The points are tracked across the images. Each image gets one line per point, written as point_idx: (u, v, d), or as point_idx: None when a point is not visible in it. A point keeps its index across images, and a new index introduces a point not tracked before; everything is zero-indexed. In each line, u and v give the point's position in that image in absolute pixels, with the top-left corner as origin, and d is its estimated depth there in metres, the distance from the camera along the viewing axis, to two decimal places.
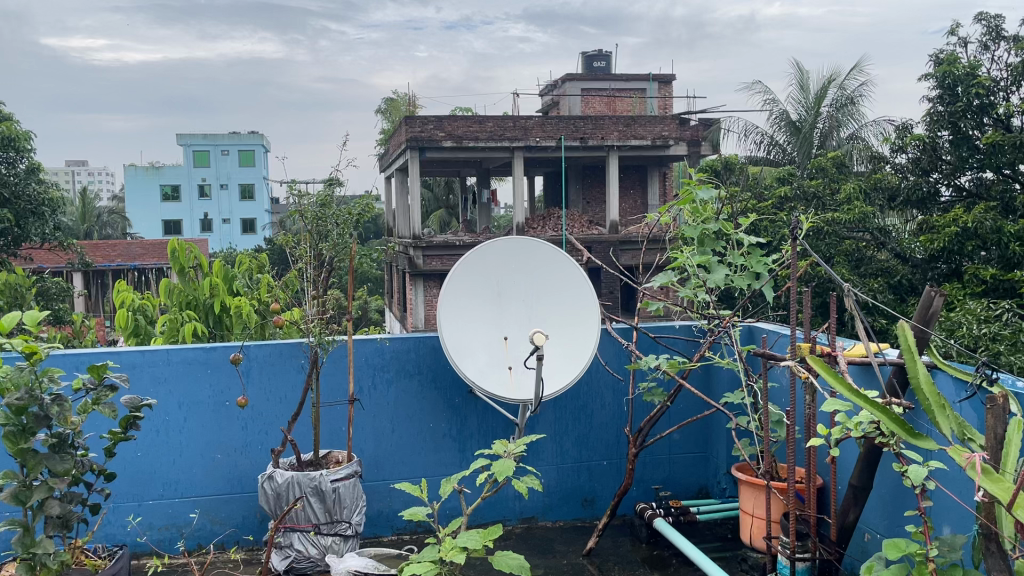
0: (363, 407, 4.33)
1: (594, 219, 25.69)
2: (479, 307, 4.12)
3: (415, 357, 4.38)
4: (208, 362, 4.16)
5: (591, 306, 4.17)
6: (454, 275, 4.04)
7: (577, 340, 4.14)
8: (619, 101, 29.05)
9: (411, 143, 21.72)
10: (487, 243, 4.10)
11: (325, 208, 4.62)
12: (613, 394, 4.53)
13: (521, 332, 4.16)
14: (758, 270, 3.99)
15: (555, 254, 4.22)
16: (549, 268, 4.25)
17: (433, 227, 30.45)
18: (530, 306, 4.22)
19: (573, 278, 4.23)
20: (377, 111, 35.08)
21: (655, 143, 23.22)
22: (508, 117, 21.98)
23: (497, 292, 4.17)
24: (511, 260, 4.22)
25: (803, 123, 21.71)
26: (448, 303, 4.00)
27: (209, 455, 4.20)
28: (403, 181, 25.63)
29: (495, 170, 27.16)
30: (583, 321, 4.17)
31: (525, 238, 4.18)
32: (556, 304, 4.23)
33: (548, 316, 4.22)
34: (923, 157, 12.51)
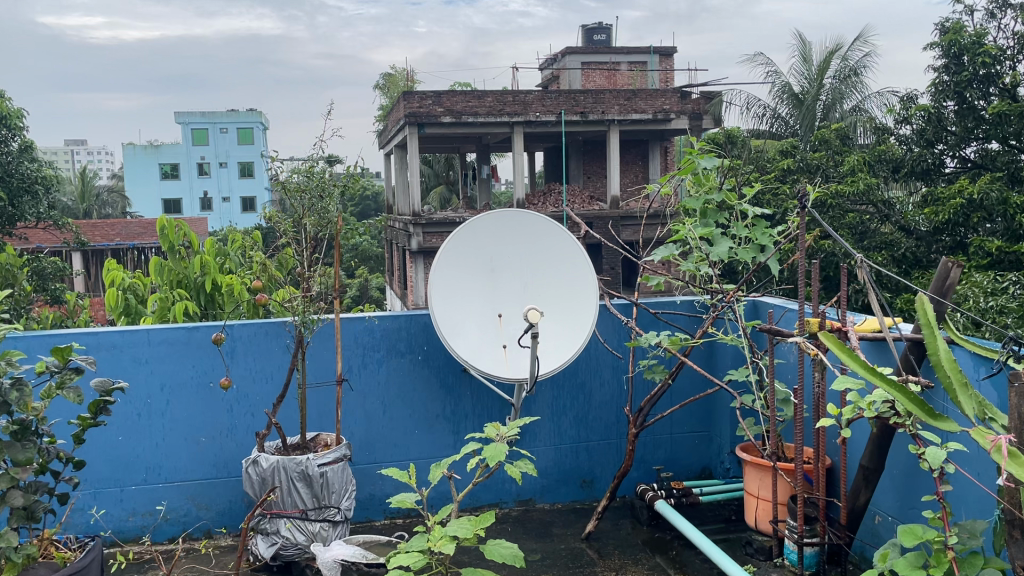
0: (353, 387, 4.19)
1: (594, 195, 25.49)
2: (471, 284, 3.96)
3: (406, 335, 4.23)
4: (190, 342, 4.02)
5: (589, 281, 4.01)
6: (446, 250, 3.88)
7: (574, 317, 3.98)
8: (620, 75, 28.75)
9: (409, 119, 21.47)
10: (479, 216, 3.93)
11: (312, 182, 4.42)
12: (612, 371, 4.38)
13: (515, 310, 4.01)
14: (763, 242, 3.83)
15: (551, 227, 4.05)
16: (546, 241, 4.08)
17: (434, 204, 30.27)
18: (525, 282, 4.06)
19: (570, 252, 4.07)
20: (376, 87, 34.76)
21: (657, 117, 22.95)
22: (507, 91, 21.72)
23: (490, 268, 4.01)
24: (505, 235, 4.05)
25: (805, 95, 21.44)
26: (438, 280, 3.84)
27: (193, 439, 4.07)
28: (402, 157, 25.40)
29: (494, 145, 26.91)
30: (580, 296, 4.01)
31: (519, 211, 4.00)
32: (552, 280, 4.07)
33: (544, 291, 4.06)
34: (928, 128, 12.25)
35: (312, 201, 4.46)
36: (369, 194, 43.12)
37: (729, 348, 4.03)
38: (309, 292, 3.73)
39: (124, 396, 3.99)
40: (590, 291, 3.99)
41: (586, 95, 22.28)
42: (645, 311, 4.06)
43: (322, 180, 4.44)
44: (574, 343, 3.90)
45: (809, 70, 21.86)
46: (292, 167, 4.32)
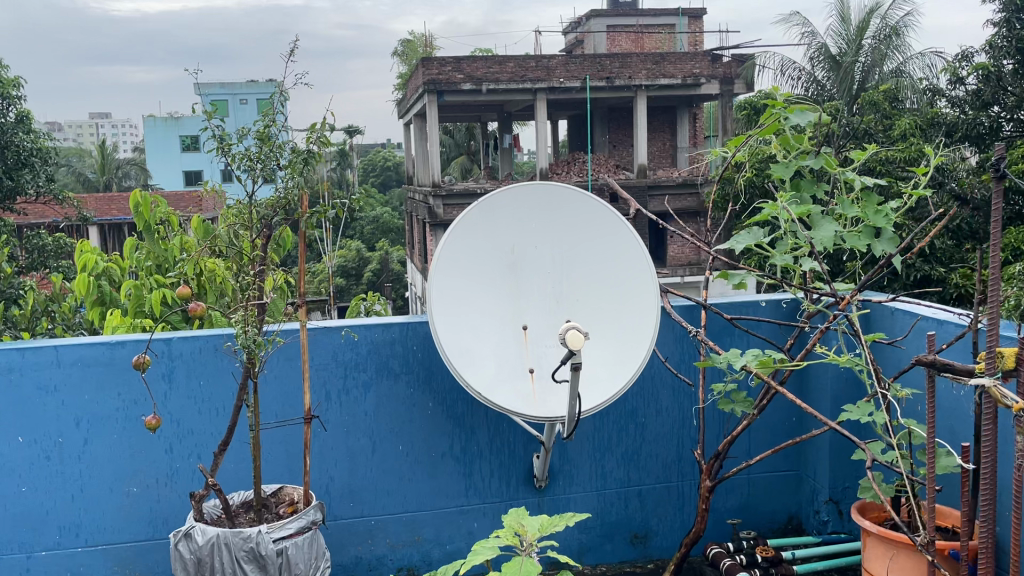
0: (331, 419, 3.44)
1: (620, 164, 24.37)
2: (484, 291, 3.03)
3: (401, 351, 3.46)
4: (110, 365, 3.30)
5: (647, 281, 3.07)
6: (448, 245, 2.96)
7: (629, 333, 3.05)
8: (647, 38, 27.48)
9: (428, 86, 20.44)
10: (491, 195, 2.99)
11: (267, 150, 3.56)
12: (671, 396, 3.70)
13: (548, 323, 3.07)
14: (879, 223, 2.85)
15: (593, 208, 3.11)
16: (586, 229, 3.14)
17: (455, 175, 29.30)
18: (561, 283, 3.11)
19: (620, 241, 3.13)
20: (394, 54, 33.74)
21: (686, 82, 21.80)
22: (530, 56, 20.61)
23: (511, 266, 3.07)
24: (531, 222, 3.09)
25: (843, 57, 20.14)
26: (438, 288, 2.93)
27: (120, 490, 3.39)
28: (422, 126, 24.42)
29: (517, 113, 25.81)
30: (636, 301, 3.08)
31: (547, 185, 3.07)
32: (597, 279, 3.14)
33: (584, 296, 3.12)
34: (985, 89, 10.93)
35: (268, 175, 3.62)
36: (388, 164, 42.20)
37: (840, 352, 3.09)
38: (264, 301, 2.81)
39: (30, 435, 3.30)
40: (652, 293, 3.05)
41: (612, 59, 21.12)
42: (717, 317, 3.16)
43: (277, 146, 3.57)
44: (628, 368, 2.98)
45: (848, 30, 20.49)
46: (244, 129, 3.41)
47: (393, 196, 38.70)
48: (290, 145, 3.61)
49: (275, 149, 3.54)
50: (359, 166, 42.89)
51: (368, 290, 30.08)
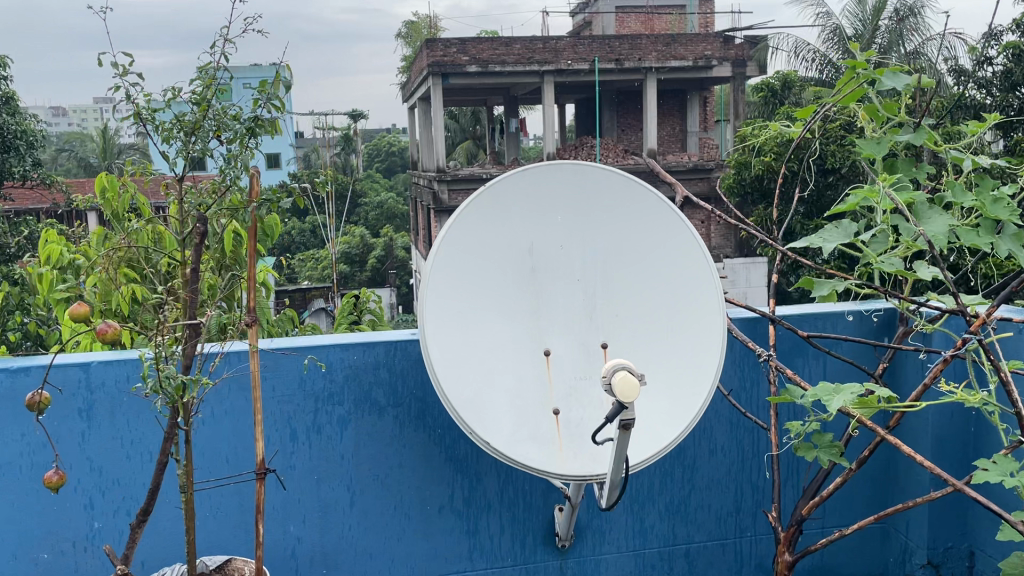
0: (299, 465, 2.91)
1: (629, 148, 23.67)
2: (497, 303, 2.49)
3: (384, 378, 2.93)
4: (14, 399, 2.80)
5: (707, 291, 2.55)
6: (451, 242, 2.41)
7: (682, 357, 2.53)
8: (656, 19, 26.72)
9: (432, 69, 19.74)
10: (505, 177, 2.44)
11: (204, 115, 2.06)
12: (727, 434, 3.22)
13: (580, 343, 2.53)
14: (1000, 214, 2.19)
15: (637, 198, 2.58)
16: (628, 222, 2.60)
17: (460, 160, 28.64)
18: (595, 292, 2.57)
19: (672, 241, 2.61)
20: (399, 36, 33.05)
21: (697, 64, 20.87)
22: (537, 37, 19.88)
23: (531, 269, 2.52)
24: (559, 214, 2.54)
25: (858, 38, 19.39)
26: (439, 300, 2.38)
27: (30, 556, 2.86)
28: (426, 110, 23.73)
29: (523, 97, 25.08)
30: (692, 317, 2.57)
31: (581, 170, 2.54)
32: (642, 285, 2.60)
33: (621, 309, 2.59)
34: (1016, 69, 10.19)
35: (202, 154, 2.14)
36: (393, 149, 41.56)
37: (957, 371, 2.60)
38: (196, 324, 1.89)
39: None
40: (713, 309, 2.53)
41: (621, 40, 20.38)
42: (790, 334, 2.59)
43: (220, 108, 2.08)
44: (681, 404, 2.46)
45: (863, 10, 19.74)
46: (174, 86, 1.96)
47: (398, 181, 38.04)
48: (237, 106, 2.12)
49: (216, 115, 2.05)
50: (364, 151, 42.28)
51: (371, 277, 29.51)
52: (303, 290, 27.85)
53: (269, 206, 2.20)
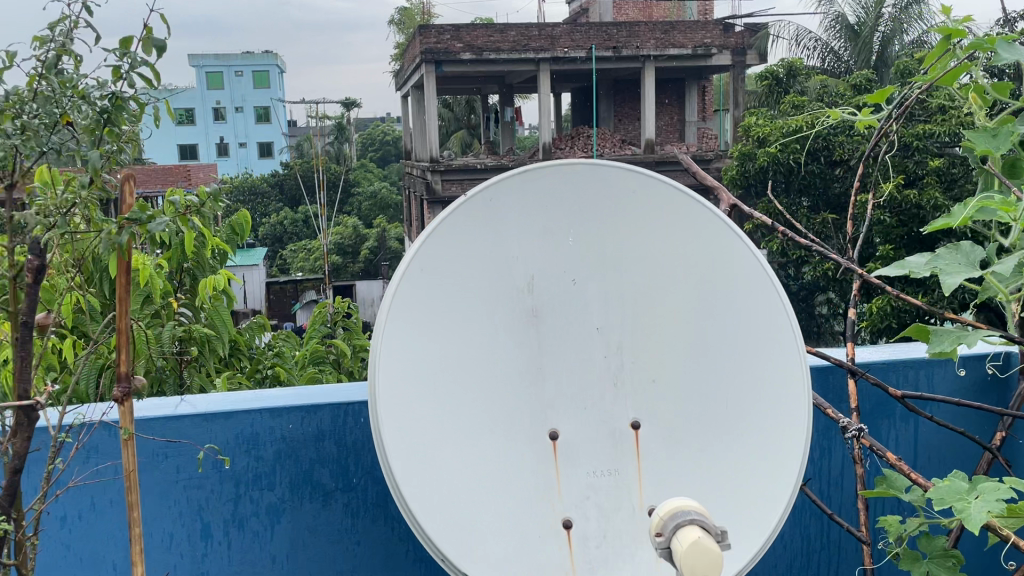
0: (216, 569, 2.62)
1: (626, 138, 23.05)
2: (486, 361, 1.97)
3: (317, 456, 2.63)
4: None
5: (773, 342, 2.02)
6: (420, 285, 1.91)
7: (739, 431, 2.02)
8: (656, 6, 26.00)
9: (425, 56, 19.06)
10: (488, 193, 1.94)
11: (37, 97, 1.56)
12: (790, 526, 2.86)
13: (602, 417, 2.01)
14: None
15: (672, 209, 2.05)
16: (664, 243, 2.05)
17: (454, 150, 27.98)
18: (621, 342, 2.04)
19: (723, 265, 2.04)
20: (392, 23, 32.32)
21: (696, 52, 20.23)
22: (533, 24, 19.23)
23: (531, 314, 2.00)
24: (568, 237, 2.01)
25: (861, 26, 18.77)
26: (406, 364, 1.88)
27: None
28: (419, 99, 23.07)
29: (519, 85, 24.40)
30: (754, 376, 2.03)
31: (595, 172, 2.00)
32: (683, 331, 2.05)
33: (664, 368, 2.04)
34: None
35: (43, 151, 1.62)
36: (387, 139, 40.98)
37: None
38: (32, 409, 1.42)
39: None
40: (780, 366, 2.01)
41: (619, 27, 19.68)
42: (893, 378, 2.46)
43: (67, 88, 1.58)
44: (743, 509, 1.97)
45: None
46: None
47: (392, 170, 37.46)
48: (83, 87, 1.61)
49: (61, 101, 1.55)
50: (358, 140, 41.68)
51: (364, 268, 29.01)
52: (295, 281, 27.37)
53: (139, 228, 1.68)
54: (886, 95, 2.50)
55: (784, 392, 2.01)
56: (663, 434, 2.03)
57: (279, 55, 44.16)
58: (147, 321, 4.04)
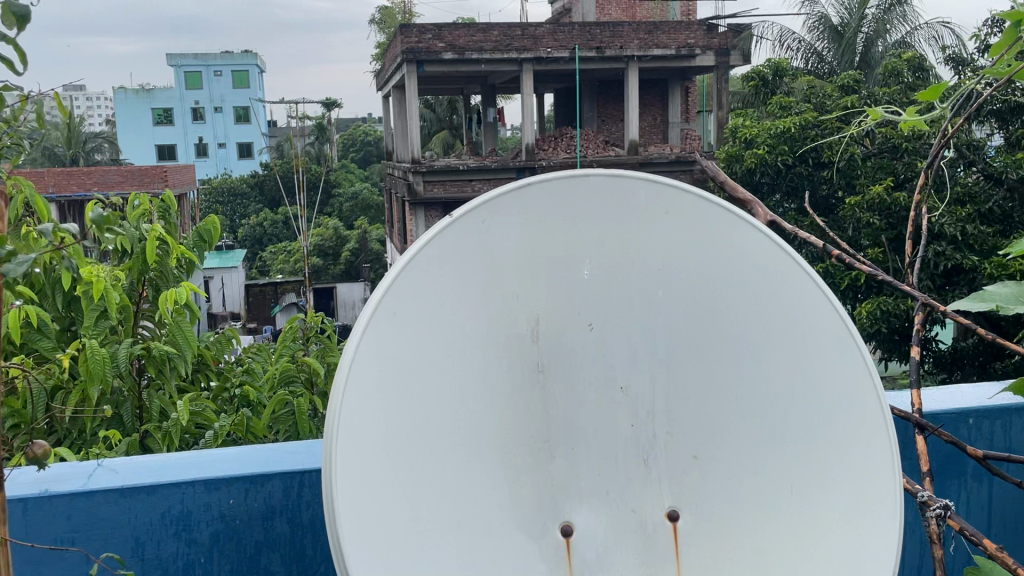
0: None
1: (610, 139, 22.77)
2: (491, 430, 1.69)
3: (266, 540, 2.63)
4: None
5: (836, 395, 1.76)
6: (407, 336, 1.62)
7: (793, 513, 1.76)
8: (639, 6, 25.72)
9: (406, 56, 18.67)
10: (489, 219, 1.67)
11: None
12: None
13: (630, 506, 1.74)
14: None
15: (713, 235, 1.76)
16: (702, 280, 1.76)
17: (436, 151, 27.60)
18: (650, 404, 1.76)
19: (773, 302, 1.76)
20: (372, 22, 31.85)
21: (680, 53, 19.95)
22: (516, 23, 18.89)
23: (539, 372, 1.71)
24: (585, 273, 1.73)
25: (845, 27, 18.59)
26: (391, 435, 1.59)
27: None
28: (401, 100, 22.69)
29: (501, 85, 24.06)
30: (811, 441, 1.76)
31: (616, 190, 1.71)
32: (724, 385, 1.78)
33: (700, 431, 1.77)
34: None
35: None
36: (368, 139, 40.49)
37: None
38: None
39: None
40: (849, 426, 1.75)
41: (603, 28, 19.39)
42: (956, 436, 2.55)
43: None
44: None
45: None
46: None
47: (373, 171, 36.98)
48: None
49: None
50: (338, 140, 41.18)
51: (345, 270, 28.57)
52: (274, 283, 26.93)
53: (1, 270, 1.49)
54: (939, 92, 2.46)
55: (849, 457, 1.75)
56: (704, 515, 1.76)
57: (256, 54, 43.42)
58: (101, 338, 3.62)
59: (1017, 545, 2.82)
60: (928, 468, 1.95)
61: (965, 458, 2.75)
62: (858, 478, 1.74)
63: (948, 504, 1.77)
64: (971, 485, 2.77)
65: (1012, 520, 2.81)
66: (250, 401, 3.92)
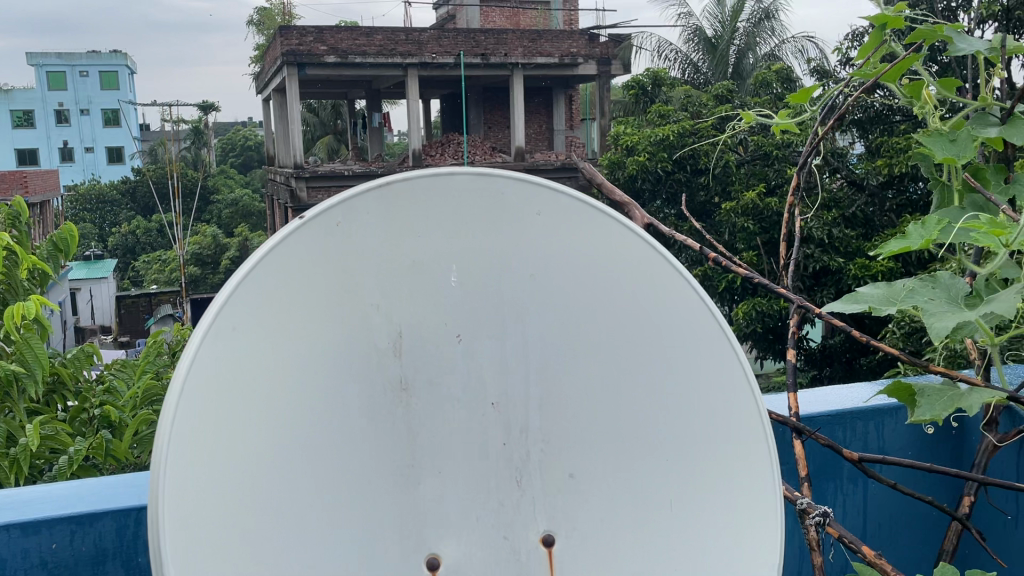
0: None
1: (496, 145, 22.82)
2: (347, 455, 1.54)
3: None
4: None
5: (717, 404, 1.69)
6: (250, 352, 1.47)
7: (673, 529, 1.68)
8: (523, 15, 25.92)
9: (286, 58, 18.12)
10: (347, 223, 1.54)
11: None
12: None
13: (501, 532, 1.62)
14: None
15: (590, 237, 1.66)
16: (581, 285, 1.66)
17: (320, 157, 26.94)
18: (524, 420, 1.64)
19: (651, 308, 1.68)
20: (251, 23, 30.82)
21: (563, 61, 20.24)
22: (399, 28, 18.67)
23: (401, 387, 1.58)
24: (451, 280, 1.60)
25: (718, 40, 19.31)
26: (229, 461, 1.45)
27: None
28: (282, 103, 22.01)
29: (385, 90, 23.73)
30: (693, 452, 1.68)
31: (485, 190, 1.59)
32: (603, 396, 1.68)
33: (580, 449, 1.67)
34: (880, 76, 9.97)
35: None
36: (249, 144, 39.14)
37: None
38: None
39: None
40: (730, 437, 1.68)
41: (487, 34, 19.43)
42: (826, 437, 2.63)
43: None
44: None
45: (722, 13, 19.62)
46: None
47: (254, 177, 35.77)
48: None
49: None
50: (217, 145, 39.64)
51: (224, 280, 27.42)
52: (148, 294, 25.58)
53: None
54: (809, 95, 2.50)
55: (731, 469, 1.69)
56: (582, 537, 1.66)
57: (126, 54, 41.20)
58: None
59: (891, 546, 2.93)
60: (806, 473, 1.93)
61: (838, 460, 2.83)
62: (738, 491, 1.69)
63: (825, 511, 1.75)
64: (846, 488, 2.86)
65: (885, 523, 2.91)
66: (110, 422, 3.58)
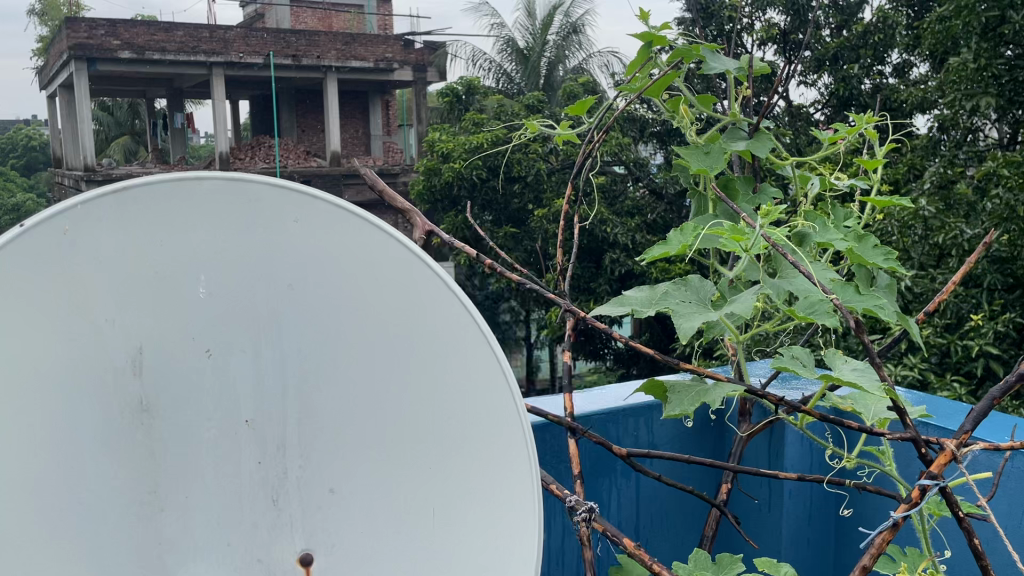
0: None
1: (310, 150, 22.23)
2: (78, 484, 1.40)
3: None
4: None
5: (491, 424, 1.57)
6: None
7: (444, 552, 1.59)
8: (335, 18, 25.43)
9: (74, 51, 16.70)
10: (72, 227, 1.36)
11: None
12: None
13: (255, 556, 1.52)
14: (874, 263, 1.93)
15: (361, 245, 1.50)
16: (347, 295, 1.52)
17: (116, 160, 25.04)
18: (281, 438, 1.52)
19: (425, 319, 1.55)
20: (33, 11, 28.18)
21: (378, 66, 20.07)
22: (203, 25, 17.74)
23: (143, 409, 1.43)
24: (199, 290, 1.45)
25: (530, 51, 19.90)
26: None
27: None
28: (70, 100, 20.27)
29: (189, 90, 22.45)
30: (465, 470, 1.58)
31: (237, 192, 1.43)
32: (374, 407, 1.58)
33: (350, 459, 1.58)
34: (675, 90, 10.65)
35: None
36: (32, 144, 35.66)
37: (796, 433, 3.05)
38: None
39: None
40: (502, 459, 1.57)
41: (298, 35, 18.89)
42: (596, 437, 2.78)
43: None
44: None
45: (534, 26, 20.25)
46: None
47: (39, 180, 32.66)
48: None
49: None
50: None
51: None
52: None
53: None
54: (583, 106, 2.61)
55: (501, 490, 1.58)
56: (346, 554, 1.59)
57: None
58: None
59: (663, 534, 3.12)
60: (579, 471, 2.02)
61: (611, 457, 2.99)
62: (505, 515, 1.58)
63: (592, 506, 1.79)
64: (619, 482, 3.02)
65: (657, 513, 3.10)
66: None
